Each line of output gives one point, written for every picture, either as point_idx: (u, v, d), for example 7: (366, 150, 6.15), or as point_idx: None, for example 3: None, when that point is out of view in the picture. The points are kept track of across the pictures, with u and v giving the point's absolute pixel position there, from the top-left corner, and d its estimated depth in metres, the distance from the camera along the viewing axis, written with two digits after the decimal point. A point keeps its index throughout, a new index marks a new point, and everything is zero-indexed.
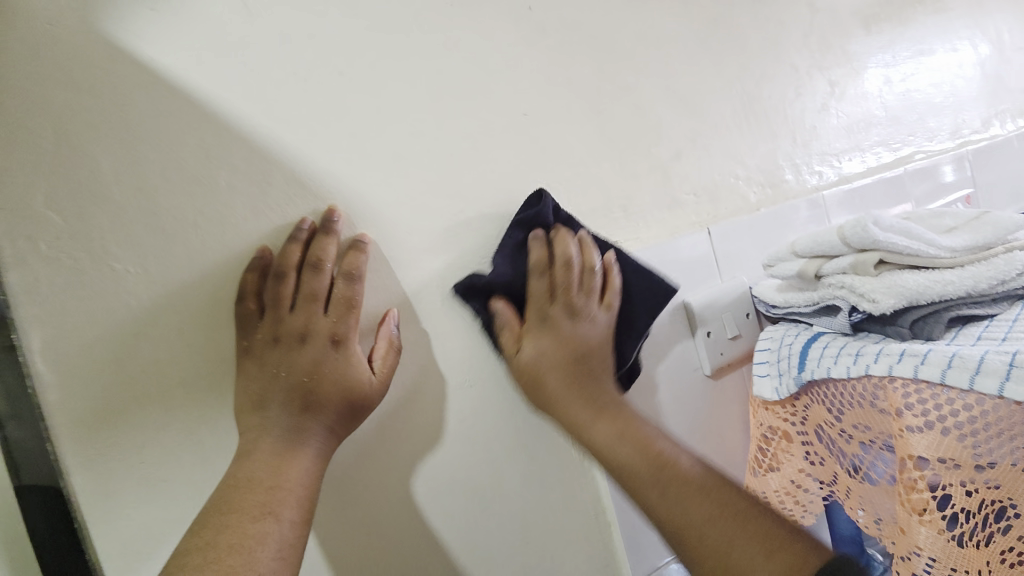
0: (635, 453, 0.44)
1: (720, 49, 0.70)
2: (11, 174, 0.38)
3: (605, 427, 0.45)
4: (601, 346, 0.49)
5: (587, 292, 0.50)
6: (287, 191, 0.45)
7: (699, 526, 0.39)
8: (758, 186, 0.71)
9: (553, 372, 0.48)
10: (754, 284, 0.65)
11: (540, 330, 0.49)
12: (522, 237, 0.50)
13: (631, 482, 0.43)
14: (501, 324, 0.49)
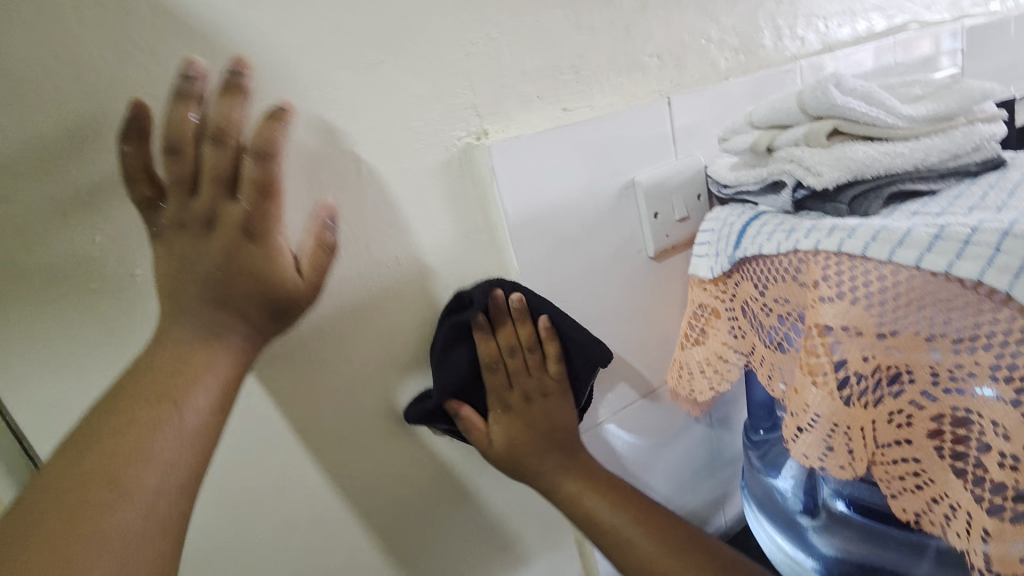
0: (617, 513, 0.50)
1: None
2: None
3: (598, 500, 0.51)
4: (519, 422, 0.52)
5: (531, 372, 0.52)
6: (149, 23, 0.37)
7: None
8: (730, 52, 0.64)
9: (529, 456, 0.51)
10: (710, 163, 0.62)
11: (507, 421, 0.52)
12: (480, 296, 0.48)
13: (637, 565, 0.48)
14: (467, 425, 0.51)
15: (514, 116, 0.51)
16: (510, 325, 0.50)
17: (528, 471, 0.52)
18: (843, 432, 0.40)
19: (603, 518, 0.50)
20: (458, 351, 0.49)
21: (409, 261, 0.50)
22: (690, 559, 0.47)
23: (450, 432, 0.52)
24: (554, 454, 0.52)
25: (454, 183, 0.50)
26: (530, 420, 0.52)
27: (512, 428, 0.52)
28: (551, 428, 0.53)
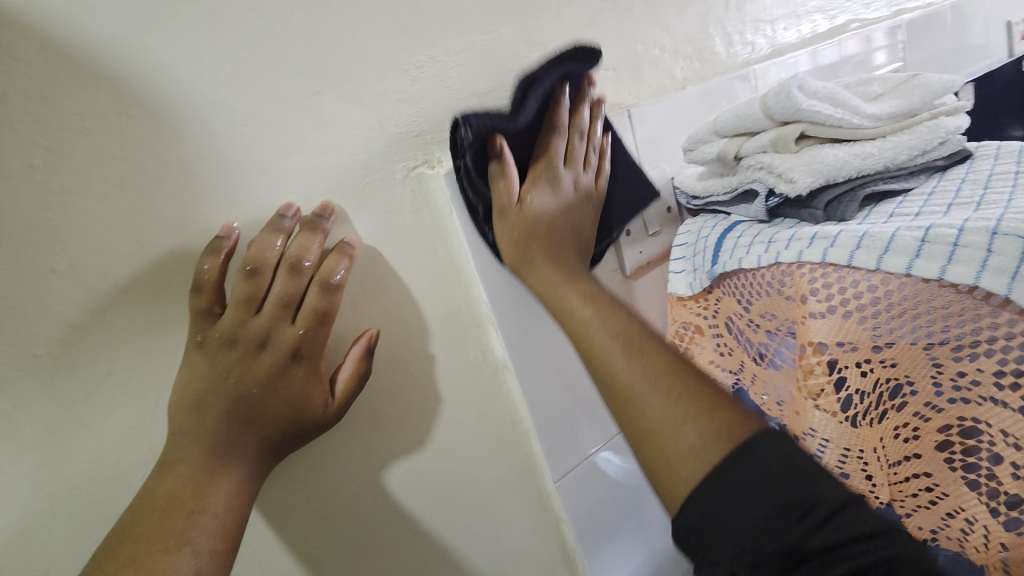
0: (603, 326, 0.41)
1: None
2: None
3: (573, 296, 0.44)
4: (561, 216, 0.47)
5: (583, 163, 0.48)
6: (34, 65, 0.32)
7: (619, 380, 0.37)
8: (684, 60, 0.62)
9: (540, 251, 0.46)
10: (676, 174, 0.60)
11: (548, 191, 0.46)
12: (558, 77, 0.44)
13: (606, 360, 0.39)
14: (497, 177, 0.44)
15: None
16: (580, 113, 0.47)
17: (588, 338, 0.41)
18: (856, 455, 0.38)
19: (610, 366, 0.38)
20: (552, 81, 0.43)
21: (367, 307, 0.45)
22: (655, 359, 0.37)
23: (475, 171, 0.43)
24: (568, 250, 0.47)
25: (408, 218, 0.46)
26: (573, 207, 0.48)
27: (546, 175, 0.47)
28: (574, 219, 0.48)
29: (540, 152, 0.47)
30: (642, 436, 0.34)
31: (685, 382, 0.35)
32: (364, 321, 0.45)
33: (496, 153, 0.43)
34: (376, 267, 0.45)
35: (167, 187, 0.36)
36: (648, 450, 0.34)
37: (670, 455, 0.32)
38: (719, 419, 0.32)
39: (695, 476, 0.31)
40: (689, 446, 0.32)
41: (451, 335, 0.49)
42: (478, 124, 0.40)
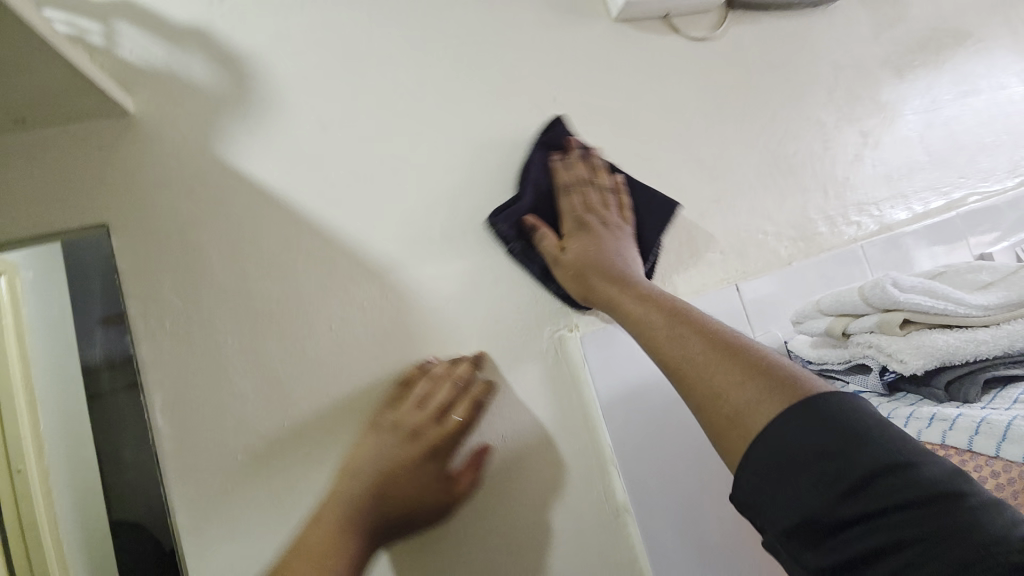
0: (652, 313, 0.48)
1: (738, 114, 0.75)
2: (148, 267, 0.50)
3: (632, 302, 0.50)
4: (594, 251, 0.55)
5: (605, 207, 0.59)
6: (346, 271, 0.54)
7: (697, 362, 0.42)
8: (788, 241, 0.72)
9: (597, 266, 0.53)
10: (788, 338, 0.65)
11: (581, 238, 0.56)
12: (533, 199, 0.58)
13: (670, 348, 0.45)
14: (541, 240, 0.56)
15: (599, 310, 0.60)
16: (580, 166, 0.59)
17: (654, 339, 0.46)
18: None
19: (682, 352, 0.44)
20: (538, 160, 0.60)
21: (512, 439, 0.56)
22: (692, 327, 0.45)
23: (525, 250, 0.57)
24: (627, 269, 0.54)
25: (550, 370, 0.58)
26: (603, 250, 0.55)
27: (580, 228, 0.57)
28: (614, 247, 0.56)
29: (560, 190, 0.59)
30: (723, 421, 0.39)
31: (740, 364, 0.40)
32: (509, 450, 0.55)
33: (531, 226, 0.57)
34: (521, 407, 0.56)
35: (397, 342, 0.55)
36: (735, 425, 0.39)
37: (730, 413, 0.39)
38: (784, 391, 0.38)
39: (757, 427, 0.37)
40: (743, 403, 0.39)
41: (576, 475, 0.57)
42: (506, 223, 0.56)
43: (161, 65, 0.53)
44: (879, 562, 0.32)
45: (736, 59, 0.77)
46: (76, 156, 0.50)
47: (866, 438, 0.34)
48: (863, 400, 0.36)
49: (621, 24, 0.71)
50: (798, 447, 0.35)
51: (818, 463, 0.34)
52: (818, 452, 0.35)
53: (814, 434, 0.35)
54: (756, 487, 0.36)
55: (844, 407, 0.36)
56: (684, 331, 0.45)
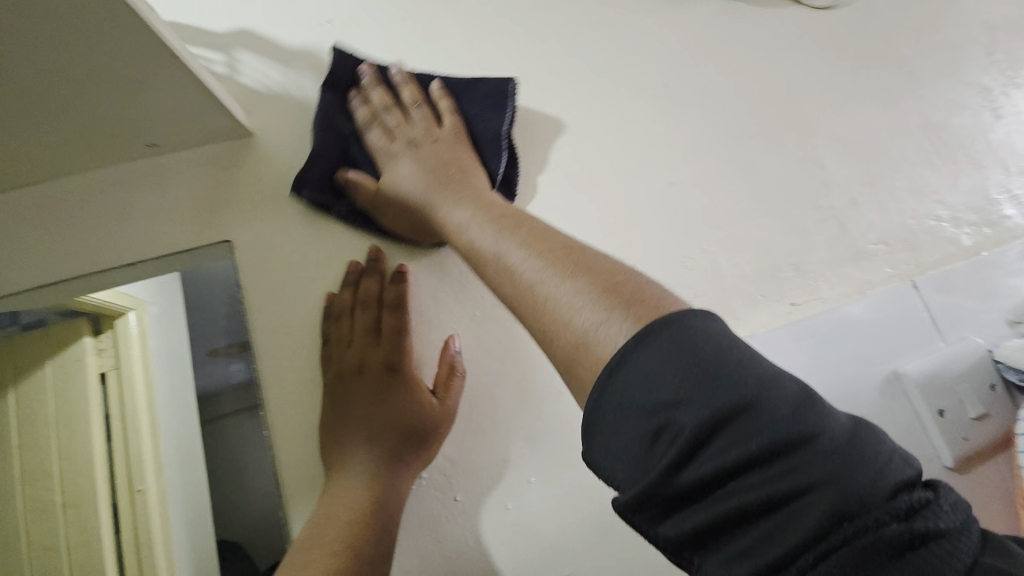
0: (483, 233, 0.40)
1: (883, 85, 0.64)
2: (267, 284, 0.50)
3: (459, 219, 0.43)
4: (421, 176, 0.48)
5: (421, 123, 0.52)
6: (458, 282, 0.51)
7: (532, 289, 0.33)
8: (969, 227, 0.59)
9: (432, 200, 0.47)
10: (993, 347, 0.52)
11: (409, 163, 0.50)
12: (350, 75, 0.53)
13: (503, 272, 0.36)
14: (356, 182, 0.50)
15: (741, 317, 0.52)
16: (380, 94, 0.53)
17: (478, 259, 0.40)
18: None
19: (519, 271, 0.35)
20: (330, 98, 0.52)
21: None
22: (527, 234, 0.37)
23: (337, 195, 0.51)
24: (475, 179, 0.47)
25: None
26: (438, 165, 0.49)
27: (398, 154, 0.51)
28: (450, 167, 0.48)
29: (362, 126, 0.52)
30: (563, 356, 0.30)
31: (592, 279, 0.31)
32: None
33: (341, 179, 0.51)
34: None
35: (514, 357, 0.49)
36: (576, 366, 0.29)
37: (575, 340, 0.29)
38: (635, 314, 0.28)
39: (604, 360, 0.27)
40: (585, 326, 0.29)
41: None
42: (308, 182, 0.50)
43: (277, 87, 0.55)
44: (751, 533, 0.22)
45: (873, 25, 0.67)
46: (204, 178, 0.52)
47: (723, 378, 0.24)
48: (714, 320, 0.26)
49: (733, 2, 0.65)
50: (669, 379, 0.24)
51: (663, 407, 0.24)
52: (676, 395, 0.24)
53: (684, 361, 0.24)
54: (604, 431, 0.25)
55: (704, 334, 0.25)
56: (478, 226, 0.41)
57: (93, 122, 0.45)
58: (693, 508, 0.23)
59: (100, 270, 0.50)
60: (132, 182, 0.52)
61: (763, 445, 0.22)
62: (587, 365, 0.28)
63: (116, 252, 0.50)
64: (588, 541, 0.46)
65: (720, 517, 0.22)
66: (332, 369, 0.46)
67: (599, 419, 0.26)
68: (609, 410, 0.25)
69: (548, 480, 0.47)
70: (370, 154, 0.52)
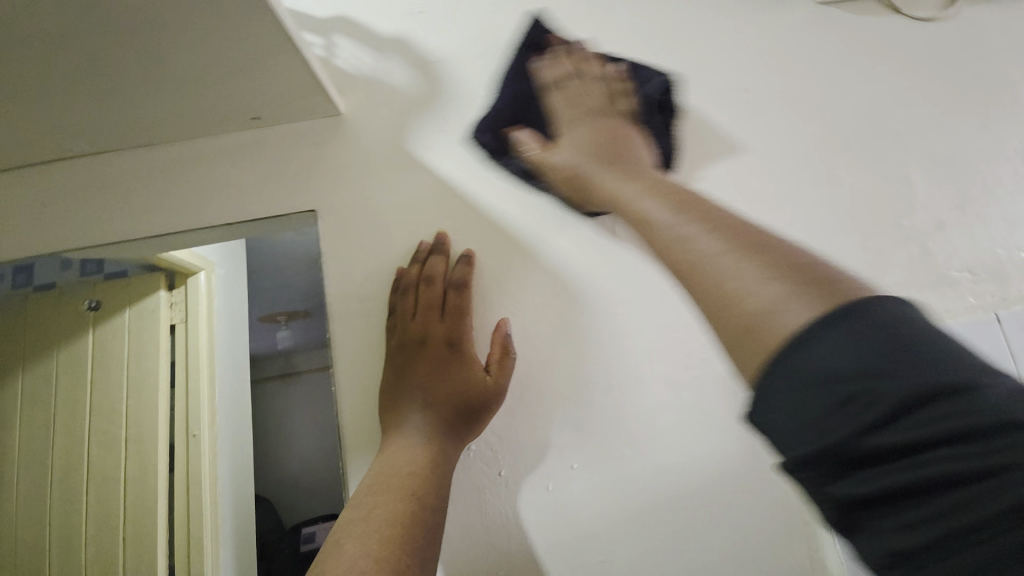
0: (655, 202, 0.32)
1: (985, 106, 0.60)
2: (345, 253, 0.54)
3: (632, 187, 0.36)
4: (599, 134, 0.47)
5: (608, 96, 0.52)
6: (521, 268, 0.53)
7: (705, 262, 0.26)
8: None
9: (599, 162, 0.43)
10: None
11: (568, 138, 0.48)
12: (525, 53, 0.58)
13: (677, 242, 0.28)
14: (520, 140, 0.53)
15: None
16: (584, 62, 0.55)
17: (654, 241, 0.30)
18: None
19: (693, 249, 0.27)
20: (524, 57, 0.58)
21: (694, 471, 0.48)
22: (697, 213, 0.30)
23: (502, 151, 0.55)
24: (635, 153, 0.45)
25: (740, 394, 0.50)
26: (610, 136, 0.46)
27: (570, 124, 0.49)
28: (621, 138, 0.46)
29: (553, 84, 0.53)
30: (737, 336, 0.23)
31: (759, 250, 0.25)
32: (690, 481, 0.48)
33: (507, 134, 0.55)
34: (705, 434, 0.49)
35: (568, 346, 0.51)
36: (746, 343, 0.22)
37: (747, 315, 0.23)
38: (829, 290, 0.22)
39: (780, 342, 0.21)
40: (761, 304, 0.23)
41: (774, 529, 0.47)
42: (485, 133, 0.56)
43: (368, 71, 0.58)
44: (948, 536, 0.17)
45: (980, 41, 0.63)
46: (297, 152, 0.57)
47: (931, 352, 0.19)
48: (912, 302, 0.21)
49: (826, 9, 0.63)
50: (858, 350, 0.19)
51: (849, 381, 0.19)
52: (874, 364, 0.19)
53: (872, 332, 0.19)
54: (767, 396, 0.21)
55: (900, 316, 0.20)
56: (650, 196, 0.34)
57: (211, 94, 0.50)
58: (870, 480, 0.19)
59: (200, 227, 0.56)
60: (234, 150, 0.57)
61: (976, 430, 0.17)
62: (761, 344, 0.22)
63: (215, 212, 0.56)
64: (625, 531, 0.47)
65: (892, 495, 0.18)
66: (396, 337, 0.48)
67: (762, 382, 0.21)
68: (778, 384, 0.21)
69: (592, 468, 0.48)
70: (545, 105, 0.52)
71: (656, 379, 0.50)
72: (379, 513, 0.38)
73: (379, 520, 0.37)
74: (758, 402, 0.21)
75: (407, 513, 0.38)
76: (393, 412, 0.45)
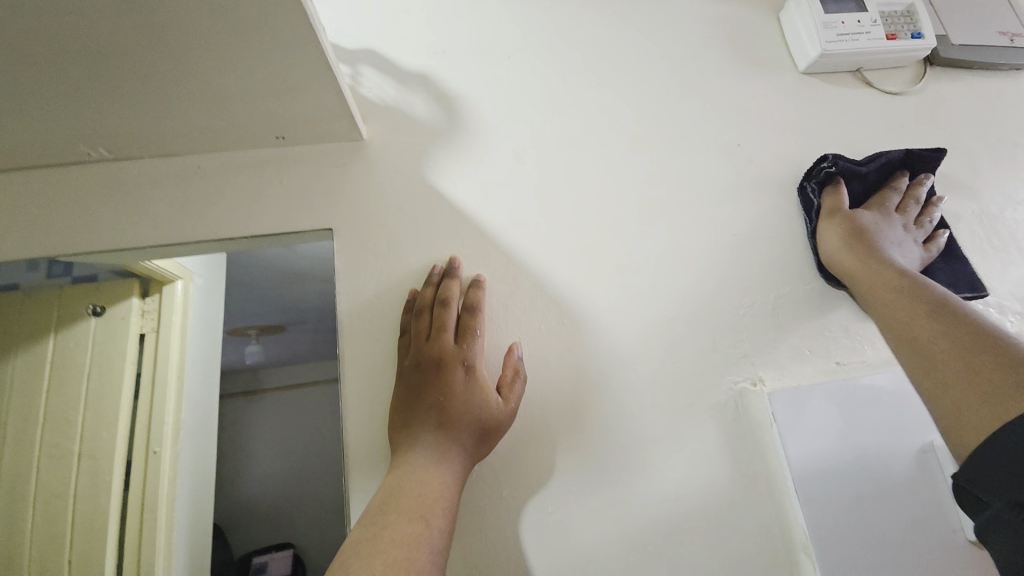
0: (919, 304, 0.45)
1: (943, 173, 0.67)
2: (359, 270, 0.55)
3: (884, 291, 0.49)
4: (880, 235, 0.55)
5: (907, 209, 0.60)
6: (527, 294, 0.56)
7: (962, 374, 0.37)
8: (1016, 316, 0.61)
9: (852, 266, 0.53)
10: None
11: (846, 228, 0.56)
12: (901, 152, 0.63)
13: (909, 335, 0.44)
14: (829, 202, 0.59)
15: (788, 368, 0.55)
16: (918, 188, 0.62)
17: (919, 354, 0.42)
18: None
19: (947, 372, 0.39)
20: (894, 152, 0.63)
21: (685, 497, 0.50)
22: (962, 321, 0.42)
23: (808, 208, 0.61)
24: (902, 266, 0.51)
25: (729, 423, 0.53)
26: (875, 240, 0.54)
27: (876, 211, 0.59)
28: (883, 249, 0.54)
29: (888, 186, 0.62)
30: (947, 411, 0.37)
31: (1003, 363, 0.36)
32: (681, 505, 0.50)
33: (834, 183, 0.60)
34: (695, 460, 0.51)
35: (571, 371, 0.53)
36: (973, 411, 0.35)
37: (973, 414, 0.35)
38: (1017, 393, 0.34)
39: (1004, 423, 0.32)
40: (990, 400, 0.34)
41: (758, 556, 0.49)
42: (836, 166, 0.59)
43: (392, 100, 0.62)
44: None
45: (938, 115, 0.71)
46: (318, 171, 0.59)
47: None
48: None
49: (808, 76, 0.70)
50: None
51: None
52: None
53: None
54: (981, 459, 0.32)
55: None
56: (918, 300, 0.46)
57: (242, 111, 0.52)
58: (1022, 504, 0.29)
59: (215, 236, 0.57)
60: (258, 165, 0.59)
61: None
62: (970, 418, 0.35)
63: (231, 223, 0.57)
64: (618, 554, 0.48)
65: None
66: (411, 357, 0.50)
67: (983, 450, 0.32)
68: (998, 449, 0.31)
69: (589, 491, 0.50)
70: (866, 199, 0.62)
71: (652, 407, 0.53)
72: (389, 533, 0.38)
73: (388, 541, 0.37)
74: (966, 463, 0.33)
75: (416, 534, 0.38)
76: (405, 432, 0.46)
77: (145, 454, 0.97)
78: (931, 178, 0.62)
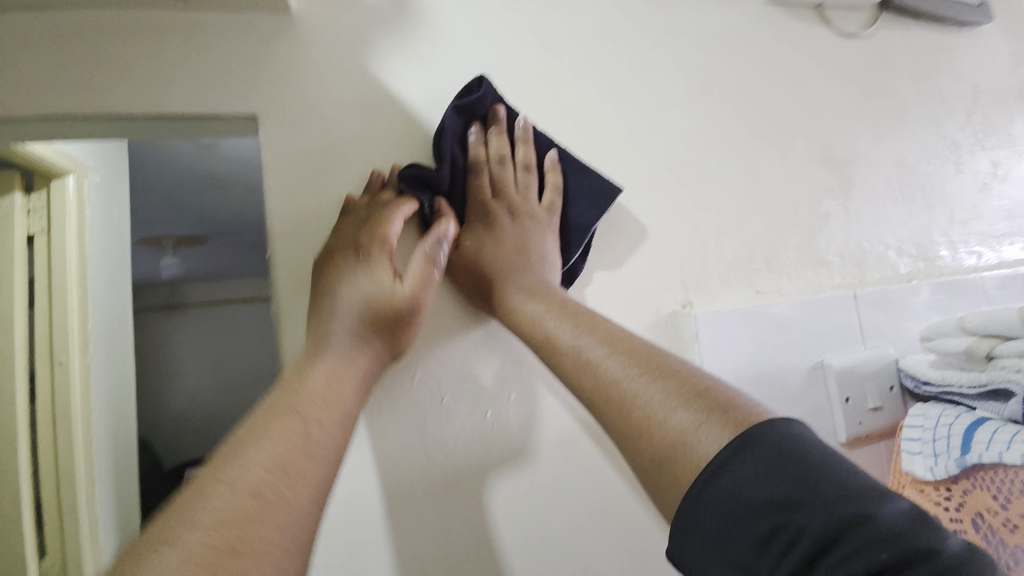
0: (561, 326, 0.43)
1: (875, 119, 0.71)
2: (290, 170, 0.50)
3: (536, 306, 0.46)
4: (494, 254, 0.50)
5: (526, 191, 0.53)
6: None
7: (625, 401, 0.35)
8: (908, 258, 0.69)
9: (501, 269, 0.50)
10: (900, 357, 0.63)
11: (483, 229, 0.51)
12: (461, 127, 0.52)
13: (582, 367, 0.40)
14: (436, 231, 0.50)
15: (715, 294, 0.59)
16: (498, 141, 0.52)
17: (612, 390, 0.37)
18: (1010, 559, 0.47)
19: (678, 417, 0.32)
20: (454, 124, 0.51)
21: None
22: (599, 340, 0.40)
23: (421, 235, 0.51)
24: (527, 266, 0.50)
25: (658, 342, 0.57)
26: (511, 236, 0.51)
27: (482, 217, 0.52)
28: (523, 239, 0.51)
29: (470, 167, 0.52)
30: (649, 461, 0.32)
31: (680, 387, 0.33)
32: None
33: (430, 212, 0.50)
34: None
35: None
36: (665, 473, 0.31)
37: (669, 442, 0.31)
38: (726, 423, 0.30)
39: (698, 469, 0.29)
40: (682, 429, 0.31)
41: None
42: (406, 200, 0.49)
43: None
44: None
45: (881, 62, 0.73)
46: (235, 46, 0.50)
47: (760, 494, 0.27)
48: (766, 426, 0.29)
49: (775, 5, 0.68)
50: (764, 485, 0.27)
51: (775, 512, 0.26)
52: (744, 509, 0.27)
53: (766, 468, 0.27)
54: (692, 521, 0.28)
55: (782, 440, 0.28)
56: (557, 318, 0.44)
57: None
58: None
59: (107, 114, 0.48)
60: (155, 30, 0.49)
61: (826, 548, 0.25)
62: (681, 471, 0.30)
63: (126, 100, 0.48)
64: (548, 451, 0.53)
65: None
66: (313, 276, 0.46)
67: (688, 510, 0.29)
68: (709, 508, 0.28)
69: (525, 399, 0.53)
70: (465, 201, 0.52)
71: None
72: (258, 438, 0.34)
73: (259, 444, 0.34)
74: (676, 528, 0.29)
75: (293, 439, 0.35)
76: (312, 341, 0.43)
77: (54, 365, 0.89)
78: (491, 129, 0.52)
